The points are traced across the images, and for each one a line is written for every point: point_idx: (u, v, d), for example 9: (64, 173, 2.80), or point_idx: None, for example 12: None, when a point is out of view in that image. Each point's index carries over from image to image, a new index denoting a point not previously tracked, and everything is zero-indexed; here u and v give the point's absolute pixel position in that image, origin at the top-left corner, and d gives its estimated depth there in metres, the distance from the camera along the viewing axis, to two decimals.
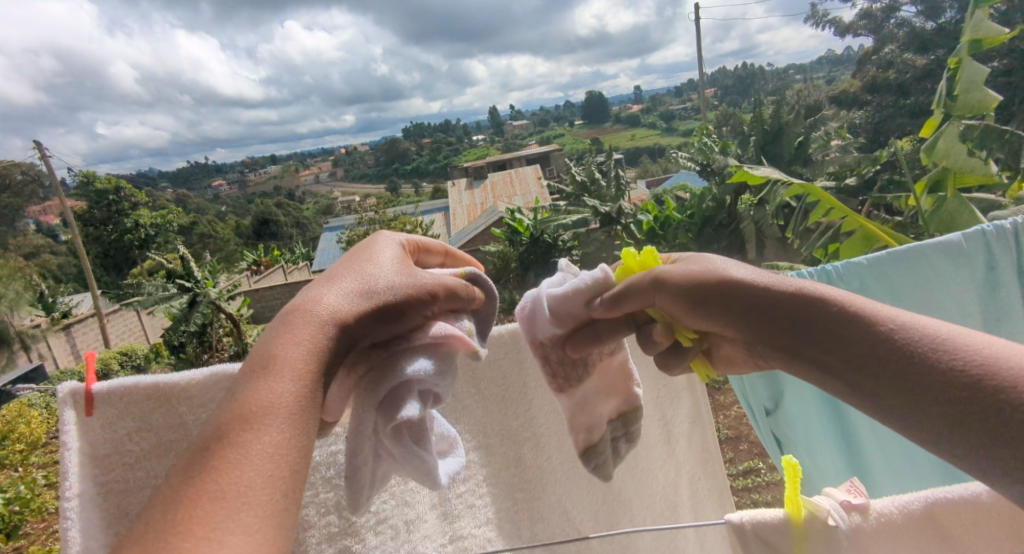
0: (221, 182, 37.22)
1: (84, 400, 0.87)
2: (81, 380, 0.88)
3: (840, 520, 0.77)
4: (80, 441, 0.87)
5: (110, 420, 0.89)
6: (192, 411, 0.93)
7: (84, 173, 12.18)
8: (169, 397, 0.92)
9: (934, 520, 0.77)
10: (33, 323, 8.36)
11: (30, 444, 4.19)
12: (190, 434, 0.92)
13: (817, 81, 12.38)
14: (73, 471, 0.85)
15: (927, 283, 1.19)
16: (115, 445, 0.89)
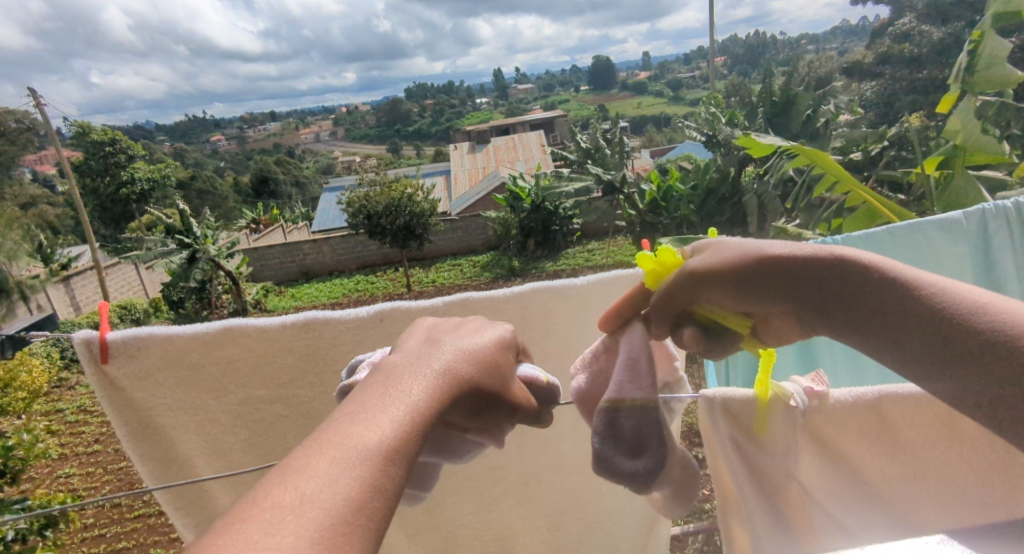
0: (220, 138, 36.58)
1: (98, 349, 1.01)
2: (94, 331, 1.01)
3: (800, 400, 0.95)
4: (104, 383, 1.03)
5: (129, 368, 1.04)
6: (206, 357, 1.07)
7: (79, 123, 11.94)
8: (180, 348, 1.05)
9: (881, 410, 0.93)
10: (31, 273, 8.33)
11: (32, 392, 4.26)
12: (209, 378, 1.08)
13: (830, 52, 12.10)
14: (108, 410, 1.04)
15: (923, 262, 1.19)
16: (142, 386, 1.06)
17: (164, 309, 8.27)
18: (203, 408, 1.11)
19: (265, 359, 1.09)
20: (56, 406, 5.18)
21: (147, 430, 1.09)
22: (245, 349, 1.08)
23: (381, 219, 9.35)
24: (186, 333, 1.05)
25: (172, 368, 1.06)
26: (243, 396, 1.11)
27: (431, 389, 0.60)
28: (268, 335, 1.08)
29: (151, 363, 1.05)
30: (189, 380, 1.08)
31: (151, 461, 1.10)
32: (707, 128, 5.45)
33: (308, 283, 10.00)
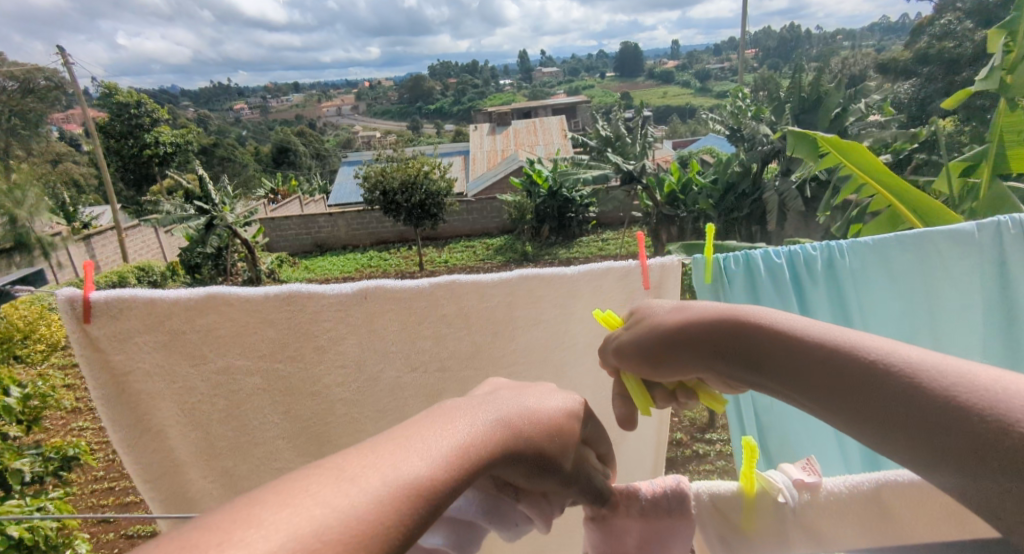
0: (244, 108, 36.90)
1: (81, 307, 1.03)
2: (79, 290, 1.03)
3: (788, 497, 0.84)
4: (84, 342, 1.04)
5: (111, 330, 1.05)
6: (191, 324, 1.08)
7: (107, 84, 12.10)
8: (163, 312, 1.06)
9: (879, 499, 0.82)
10: (54, 230, 8.50)
11: (50, 345, 4.41)
12: (191, 344, 1.09)
13: (865, 47, 11.77)
14: (88, 370, 1.06)
15: (931, 271, 1.15)
16: (122, 348, 1.07)
17: (181, 273, 8.39)
18: (185, 377, 1.12)
19: (246, 329, 1.09)
20: (72, 360, 5.31)
21: (123, 393, 1.10)
22: (230, 317, 1.08)
23: (397, 196, 9.36)
24: (169, 297, 1.06)
25: (153, 332, 1.07)
26: (222, 365, 1.12)
27: (489, 437, 0.56)
28: (249, 307, 1.08)
29: (132, 326, 1.06)
30: (169, 345, 1.09)
31: (125, 426, 1.12)
32: (732, 122, 5.32)
33: (323, 256, 10.09)
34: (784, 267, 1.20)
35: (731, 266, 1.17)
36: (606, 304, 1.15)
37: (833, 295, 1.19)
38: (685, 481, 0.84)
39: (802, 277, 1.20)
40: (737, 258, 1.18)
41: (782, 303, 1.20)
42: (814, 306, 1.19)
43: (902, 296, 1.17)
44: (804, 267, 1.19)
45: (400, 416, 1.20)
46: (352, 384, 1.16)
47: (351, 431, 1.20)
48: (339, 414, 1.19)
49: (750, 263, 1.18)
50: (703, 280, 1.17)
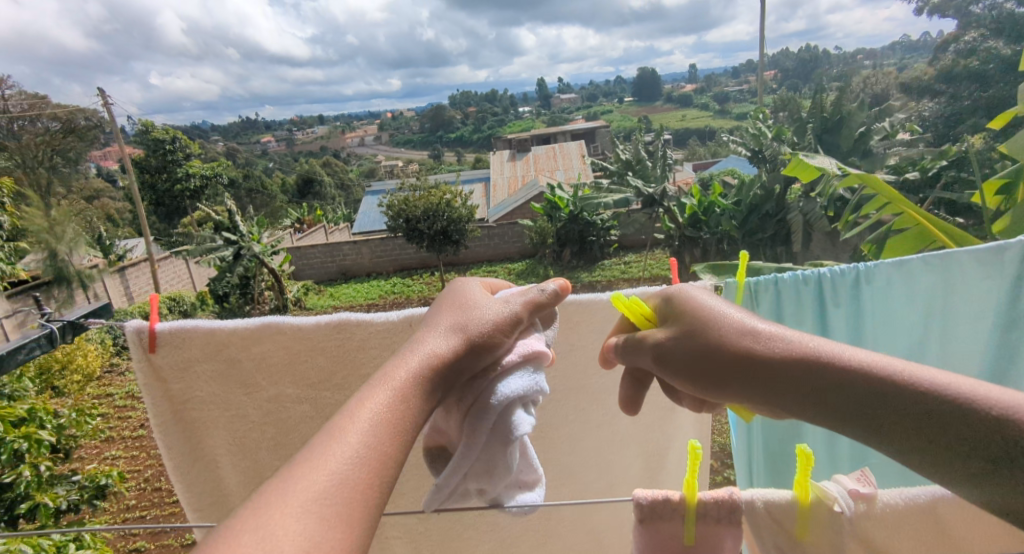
0: (270, 142, 38.03)
1: (147, 337, 1.07)
2: (146, 321, 1.07)
3: (844, 506, 0.87)
4: (148, 368, 1.08)
5: (174, 359, 1.09)
6: (246, 354, 1.11)
7: (142, 121, 12.65)
8: (222, 340, 1.10)
9: (935, 515, 0.87)
10: (90, 262, 8.78)
11: (87, 375, 4.54)
12: (248, 372, 1.13)
13: (889, 64, 11.67)
14: (150, 398, 1.09)
15: (948, 288, 1.19)
16: (183, 376, 1.11)
17: (209, 302, 8.61)
18: (240, 403, 1.15)
19: (297, 358, 1.12)
20: (106, 390, 5.43)
21: (182, 419, 1.14)
22: (283, 345, 1.11)
23: (420, 223, 9.52)
24: (227, 327, 1.10)
25: (212, 360, 1.11)
26: (275, 393, 1.14)
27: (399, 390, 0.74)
28: (302, 334, 1.11)
29: (192, 354, 1.10)
30: (225, 372, 1.12)
31: (181, 453, 1.15)
32: (753, 145, 5.22)
33: (347, 284, 10.24)
34: (811, 289, 1.21)
35: (759, 288, 1.20)
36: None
37: (857, 316, 1.21)
38: (736, 493, 0.88)
39: (828, 298, 1.21)
40: (765, 279, 1.20)
41: (806, 323, 1.22)
42: (835, 328, 1.21)
43: (920, 315, 1.21)
44: (831, 290, 1.20)
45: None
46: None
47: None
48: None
49: (779, 285, 1.20)
50: (733, 301, 1.20)
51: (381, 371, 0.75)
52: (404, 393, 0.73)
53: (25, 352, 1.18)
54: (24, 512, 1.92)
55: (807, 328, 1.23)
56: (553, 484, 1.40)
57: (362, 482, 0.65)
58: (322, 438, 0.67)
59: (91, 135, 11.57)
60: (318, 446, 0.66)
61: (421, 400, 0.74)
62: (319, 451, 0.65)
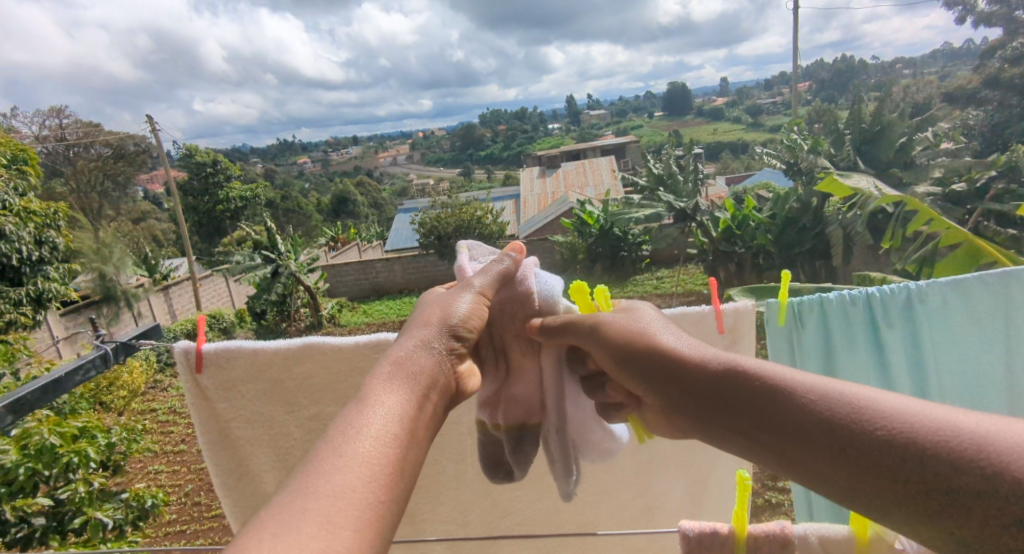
0: (305, 163, 39.16)
1: (194, 358, 1.10)
2: (193, 342, 1.10)
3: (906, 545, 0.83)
4: (195, 387, 1.12)
5: (219, 379, 1.12)
6: (288, 373, 1.14)
7: (187, 146, 13.23)
8: (265, 361, 1.13)
9: None
10: (137, 281, 9.15)
11: (133, 391, 4.70)
12: (290, 391, 1.15)
13: (929, 72, 11.39)
14: (197, 417, 1.12)
15: (1009, 307, 1.15)
16: (228, 396, 1.14)
17: (248, 319, 8.84)
18: (281, 423, 1.17)
19: (338, 377, 1.14)
20: (150, 405, 5.60)
21: (227, 438, 1.16)
22: (324, 365, 1.14)
23: (451, 240, 9.65)
24: (270, 347, 1.13)
25: (255, 380, 1.14)
26: (315, 412, 1.16)
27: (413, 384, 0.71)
28: (342, 354, 1.13)
29: (236, 375, 1.13)
30: (268, 392, 1.15)
31: (228, 471, 1.18)
32: (788, 156, 5.13)
33: (380, 300, 10.39)
34: (860, 308, 1.18)
35: (805, 310, 1.18)
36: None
37: (912, 337, 1.17)
38: (788, 526, 0.86)
39: (879, 318, 1.17)
40: (810, 299, 1.18)
41: (857, 344, 1.19)
42: (888, 350, 1.18)
43: (980, 336, 1.16)
44: (882, 309, 1.17)
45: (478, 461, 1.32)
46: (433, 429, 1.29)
47: (430, 478, 1.32)
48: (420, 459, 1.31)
49: (825, 306, 1.17)
50: (776, 321, 1.18)
51: (361, 386, 0.69)
52: (399, 384, 0.69)
53: (81, 372, 1.22)
54: (75, 526, 1.98)
55: (859, 350, 1.19)
56: (589, 498, 1.38)
57: (390, 466, 0.60)
58: (329, 443, 0.60)
59: (140, 160, 12.14)
60: (324, 451, 0.59)
61: (417, 389, 0.70)
62: (328, 454, 0.59)
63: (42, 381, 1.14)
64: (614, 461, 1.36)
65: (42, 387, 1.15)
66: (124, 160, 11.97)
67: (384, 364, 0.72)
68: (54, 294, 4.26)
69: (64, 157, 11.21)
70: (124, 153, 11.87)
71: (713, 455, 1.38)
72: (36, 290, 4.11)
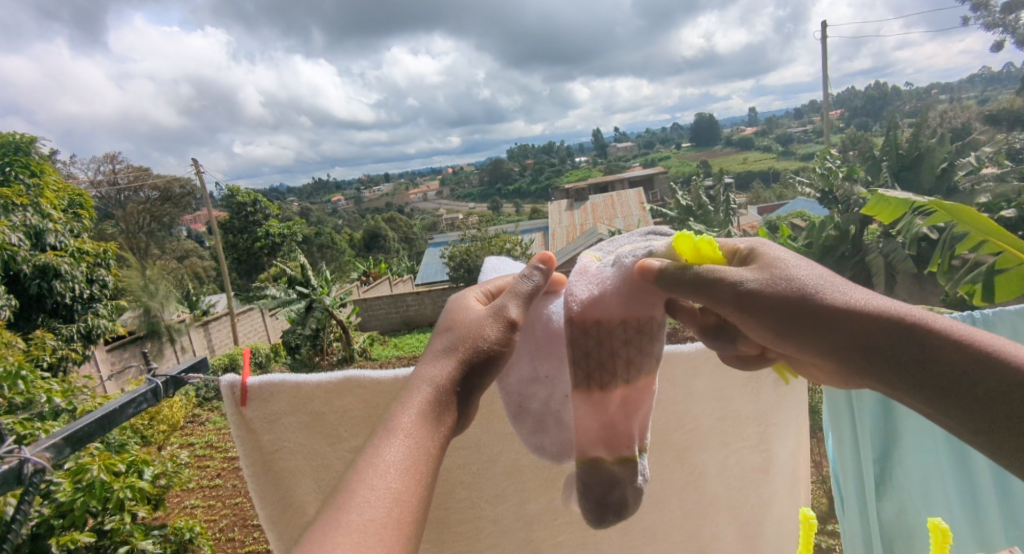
0: (339, 200, 40.33)
1: (239, 392, 1.10)
2: (238, 376, 1.11)
3: None
4: (238, 420, 1.11)
5: (262, 411, 1.12)
6: (330, 408, 1.15)
7: (229, 187, 13.83)
8: (306, 393, 1.14)
9: None
10: (179, 317, 9.42)
11: (172, 425, 4.81)
12: (333, 426, 1.16)
13: (967, 96, 11.18)
14: (242, 450, 1.12)
15: None
16: (271, 429, 1.14)
17: (282, 354, 8.99)
18: (325, 455, 1.17)
19: (378, 410, 1.15)
20: (189, 439, 5.70)
21: (270, 470, 1.15)
22: (364, 398, 1.15)
23: (482, 273, 9.74)
24: (312, 381, 1.14)
25: (298, 412, 1.15)
26: (356, 445, 1.16)
27: (424, 409, 0.84)
28: (381, 389, 1.15)
29: (279, 408, 1.13)
30: (311, 425, 1.15)
31: (271, 504, 1.16)
32: (823, 184, 5.08)
33: (411, 334, 10.46)
34: None
35: None
36: (737, 388, 1.31)
37: None
38: None
39: None
40: None
41: None
42: None
43: None
44: None
45: (519, 500, 1.27)
46: (472, 466, 1.24)
47: (470, 518, 1.26)
48: (459, 497, 1.25)
49: None
50: None
51: (391, 420, 0.82)
52: (424, 423, 0.82)
53: (134, 406, 1.23)
54: None
55: None
56: (635, 542, 1.32)
57: (410, 502, 0.73)
58: (361, 474, 0.74)
59: (184, 201, 12.72)
60: (358, 481, 0.73)
61: (436, 426, 0.83)
62: (362, 486, 0.72)
63: (96, 416, 1.15)
64: (659, 497, 1.31)
65: (96, 421, 1.16)
66: (170, 203, 12.56)
67: (415, 397, 0.85)
68: (104, 330, 4.43)
69: (116, 200, 11.83)
70: (170, 195, 12.48)
71: (767, 498, 1.35)
72: (85, 327, 4.28)
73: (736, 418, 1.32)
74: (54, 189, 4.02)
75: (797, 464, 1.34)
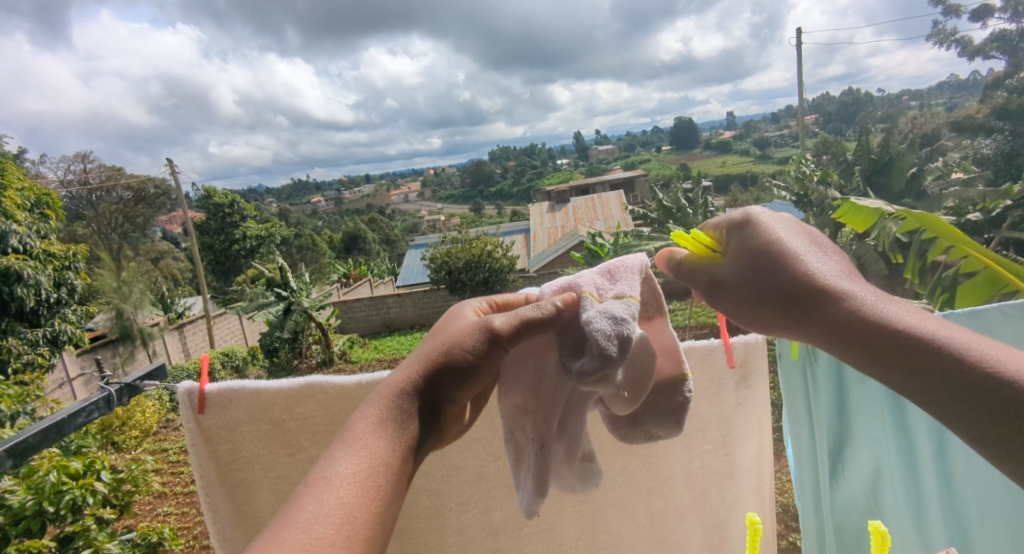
0: (319, 202, 39.94)
1: (197, 398, 1.09)
2: (196, 382, 1.10)
3: None
4: (195, 427, 1.10)
5: (220, 420, 1.11)
6: (291, 415, 1.13)
7: (205, 188, 13.62)
8: (266, 399, 1.12)
9: None
10: (152, 320, 9.21)
11: (144, 431, 4.71)
12: (293, 435, 1.14)
13: (936, 102, 11.56)
14: (197, 460, 1.10)
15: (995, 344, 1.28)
16: (229, 438, 1.12)
17: (260, 357, 8.86)
18: (285, 465, 1.15)
19: (340, 417, 1.14)
20: (161, 444, 5.57)
21: (227, 481, 1.14)
22: (326, 405, 1.14)
23: (462, 275, 9.74)
24: (273, 387, 1.12)
25: (257, 421, 1.13)
26: (317, 453, 1.15)
27: (382, 407, 0.76)
28: (344, 394, 1.13)
29: (238, 416, 1.12)
30: (270, 434, 1.14)
31: (226, 517, 1.14)
32: (798, 188, 5.20)
33: (391, 336, 10.40)
34: None
35: None
36: (698, 393, 1.32)
37: None
38: None
39: None
40: None
41: None
42: None
43: None
44: None
45: (484, 508, 1.26)
46: (436, 474, 1.22)
47: (433, 525, 1.24)
48: (424, 506, 1.23)
49: None
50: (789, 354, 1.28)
51: (348, 425, 0.75)
52: (388, 428, 0.75)
53: (86, 414, 1.21)
54: None
55: None
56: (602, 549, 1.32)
57: (364, 516, 0.67)
58: (309, 490, 0.67)
59: (159, 201, 12.49)
60: (302, 499, 0.66)
61: (399, 434, 0.75)
62: (310, 501, 0.66)
63: (44, 423, 1.12)
64: (624, 505, 1.32)
65: (45, 428, 1.13)
66: (144, 203, 12.32)
67: (375, 403, 0.77)
68: (70, 335, 4.27)
69: (87, 200, 11.55)
70: (144, 195, 12.24)
71: (731, 500, 1.36)
72: (52, 332, 4.14)
73: (699, 421, 1.33)
74: (18, 189, 3.90)
75: (761, 466, 1.36)
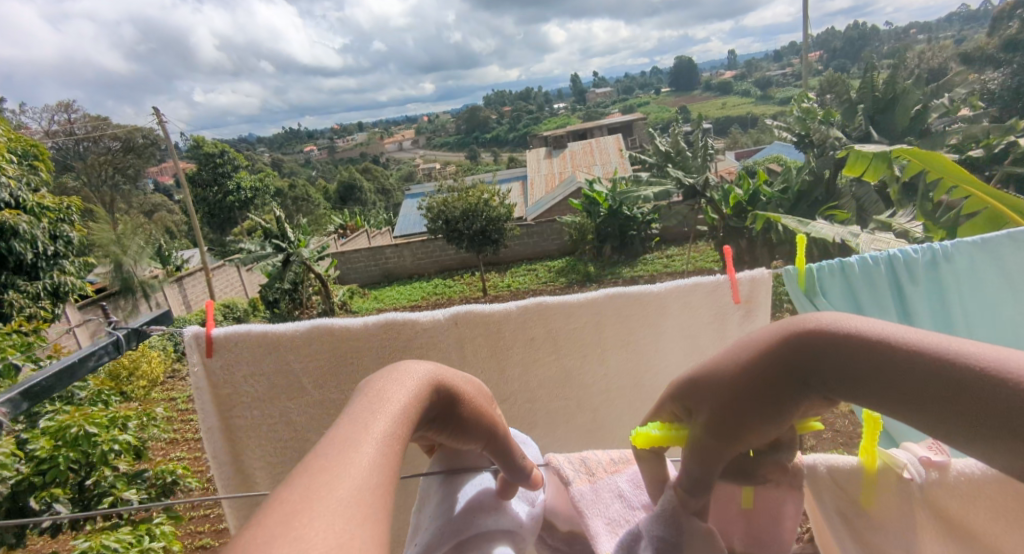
0: (312, 151, 39.25)
1: (204, 342, 1.11)
2: (201, 327, 1.11)
3: (916, 473, 0.79)
4: (202, 372, 1.13)
5: (226, 362, 1.14)
6: (297, 358, 1.16)
7: (195, 137, 13.32)
8: (275, 342, 1.14)
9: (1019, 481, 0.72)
10: (151, 272, 9.21)
11: (152, 380, 4.81)
12: (298, 381, 1.17)
13: (944, 35, 11.22)
14: (202, 400, 1.14)
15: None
16: (231, 383, 1.15)
17: (260, 308, 8.91)
18: (288, 408, 1.19)
19: (343, 360, 1.16)
20: (170, 394, 5.67)
21: (230, 427, 1.19)
22: (331, 348, 1.15)
23: (460, 224, 9.65)
24: (280, 330, 1.14)
25: (262, 364, 1.15)
26: (319, 397, 1.18)
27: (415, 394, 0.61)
28: (351, 335, 1.15)
29: (242, 359, 1.14)
30: (274, 378, 1.16)
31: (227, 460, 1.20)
32: (799, 128, 5.11)
33: (390, 286, 10.45)
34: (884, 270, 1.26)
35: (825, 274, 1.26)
36: None
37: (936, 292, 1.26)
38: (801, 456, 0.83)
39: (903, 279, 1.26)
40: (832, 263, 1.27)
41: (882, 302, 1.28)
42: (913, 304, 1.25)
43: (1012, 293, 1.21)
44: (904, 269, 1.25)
45: None
46: None
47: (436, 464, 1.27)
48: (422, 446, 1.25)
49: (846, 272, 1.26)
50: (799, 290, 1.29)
51: (368, 394, 0.58)
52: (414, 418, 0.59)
53: (96, 358, 1.22)
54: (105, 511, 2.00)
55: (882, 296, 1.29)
56: None
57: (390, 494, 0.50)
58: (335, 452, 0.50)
59: (149, 152, 12.25)
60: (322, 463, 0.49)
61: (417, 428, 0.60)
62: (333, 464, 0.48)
63: (56, 367, 1.13)
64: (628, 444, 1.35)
65: (55, 373, 1.14)
66: (133, 154, 12.06)
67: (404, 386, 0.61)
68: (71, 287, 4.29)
69: (75, 151, 11.31)
70: (133, 146, 12.00)
71: None
72: (52, 284, 4.14)
73: None
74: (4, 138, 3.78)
75: None
